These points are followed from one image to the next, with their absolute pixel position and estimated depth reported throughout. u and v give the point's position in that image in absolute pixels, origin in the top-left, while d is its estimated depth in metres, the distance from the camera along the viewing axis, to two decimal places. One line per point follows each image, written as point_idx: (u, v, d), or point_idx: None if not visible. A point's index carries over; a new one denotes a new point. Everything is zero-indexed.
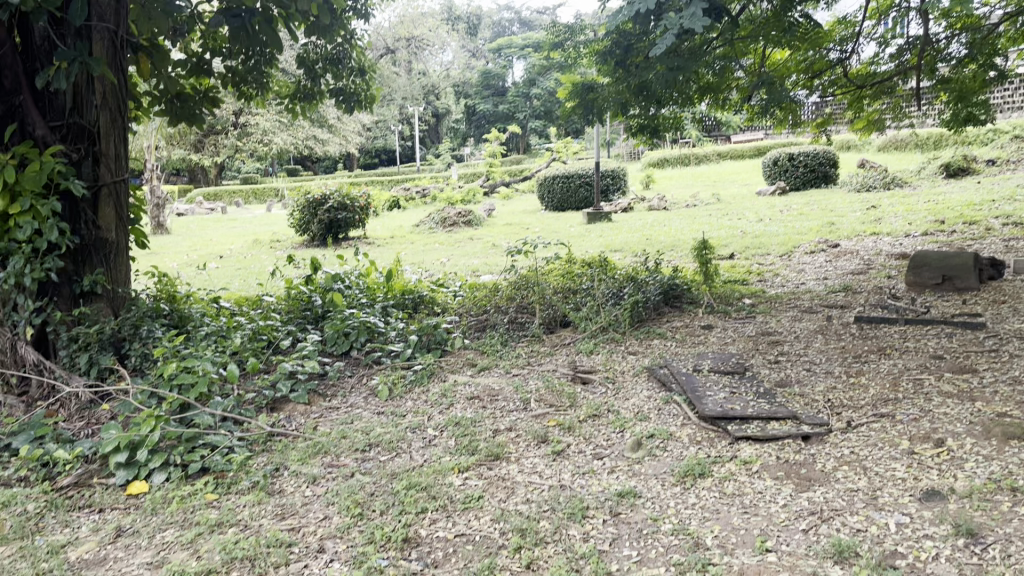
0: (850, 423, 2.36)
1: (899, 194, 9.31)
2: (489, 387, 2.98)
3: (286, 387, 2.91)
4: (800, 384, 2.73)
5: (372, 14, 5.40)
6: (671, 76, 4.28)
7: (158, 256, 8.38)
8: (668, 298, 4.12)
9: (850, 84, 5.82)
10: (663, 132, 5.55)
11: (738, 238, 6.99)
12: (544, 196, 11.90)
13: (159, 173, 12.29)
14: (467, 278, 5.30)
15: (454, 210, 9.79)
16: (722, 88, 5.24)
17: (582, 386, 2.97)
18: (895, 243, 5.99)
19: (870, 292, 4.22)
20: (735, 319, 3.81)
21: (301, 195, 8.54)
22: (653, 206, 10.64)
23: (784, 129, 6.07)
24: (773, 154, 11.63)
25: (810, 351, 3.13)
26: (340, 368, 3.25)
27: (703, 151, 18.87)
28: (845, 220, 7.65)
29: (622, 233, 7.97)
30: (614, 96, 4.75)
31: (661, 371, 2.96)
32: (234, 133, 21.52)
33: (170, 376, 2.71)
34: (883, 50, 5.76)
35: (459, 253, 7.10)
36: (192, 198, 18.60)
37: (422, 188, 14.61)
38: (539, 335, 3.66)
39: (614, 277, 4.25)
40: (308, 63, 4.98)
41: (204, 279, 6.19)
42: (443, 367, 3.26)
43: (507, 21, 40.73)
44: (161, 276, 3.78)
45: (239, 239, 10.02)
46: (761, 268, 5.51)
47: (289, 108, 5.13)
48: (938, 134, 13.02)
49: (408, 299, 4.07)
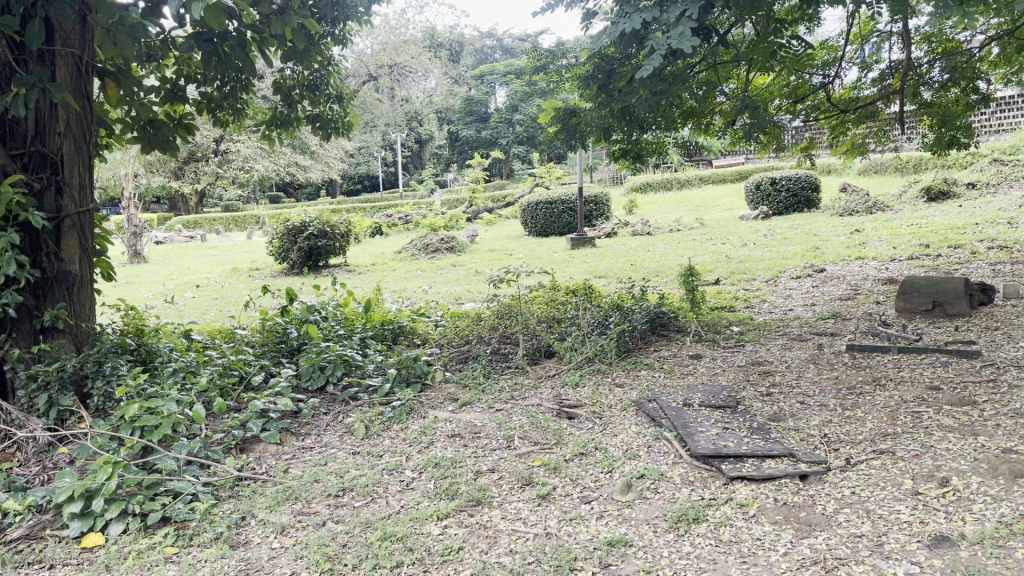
0: (849, 461, 2.24)
1: (883, 218, 9.31)
2: (471, 423, 2.85)
3: (256, 426, 2.77)
4: (794, 418, 2.62)
5: (351, 39, 5.32)
6: (654, 100, 4.21)
7: (134, 287, 8.21)
8: (655, 327, 4.01)
9: (832, 109, 5.78)
10: (647, 157, 5.48)
11: (724, 263, 6.92)
12: (527, 222, 11.82)
13: (136, 201, 12.12)
14: (448, 307, 5.18)
15: (436, 236, 9.68)
16: (706, 113, 5.18)
17: (567, 421, 2.85)
18: (882, 268, 5.93)
19: (860, 318, 4.14)
20: (723, 348, 3.70)
21: (280, 222, 8.41)
22: (637, 231, 10.58)
23: (767, 153, 6.01)
24: (755, 179, 11.62)
25: (802, 382, 3.02)
26: (315, 405, 3.11)
27: (686, 175, 18.90)
28: (830, 244, 7.60)
29: (606, 258, 7.88)
30: (596, 121, 4.68)
31: (649, 405, 2.84)
32: (215, 160, 21.38)
33: (133, 418, 2.57)
34: (865, 75, 5.76)
35: (441, 280, 6.98)
36: (172, 226, 18.39)
37: (404, 214, 14.50)
38: (522, 367, 3.54)
39: (599, 306, 4.14)
40: (285, 90, 4.88)
41: (179, 310, 6.03)
42: (422, 403, 3.13)
43: (490, 48, 40.97)
44: (128, 310, 3.63)
45: (216, 267, 9.85)
46: (748, 294, 5.43)
47: (265, 135, 5.02)
48: (918, 157, 13.09)
49: (388, 330, 3.94)
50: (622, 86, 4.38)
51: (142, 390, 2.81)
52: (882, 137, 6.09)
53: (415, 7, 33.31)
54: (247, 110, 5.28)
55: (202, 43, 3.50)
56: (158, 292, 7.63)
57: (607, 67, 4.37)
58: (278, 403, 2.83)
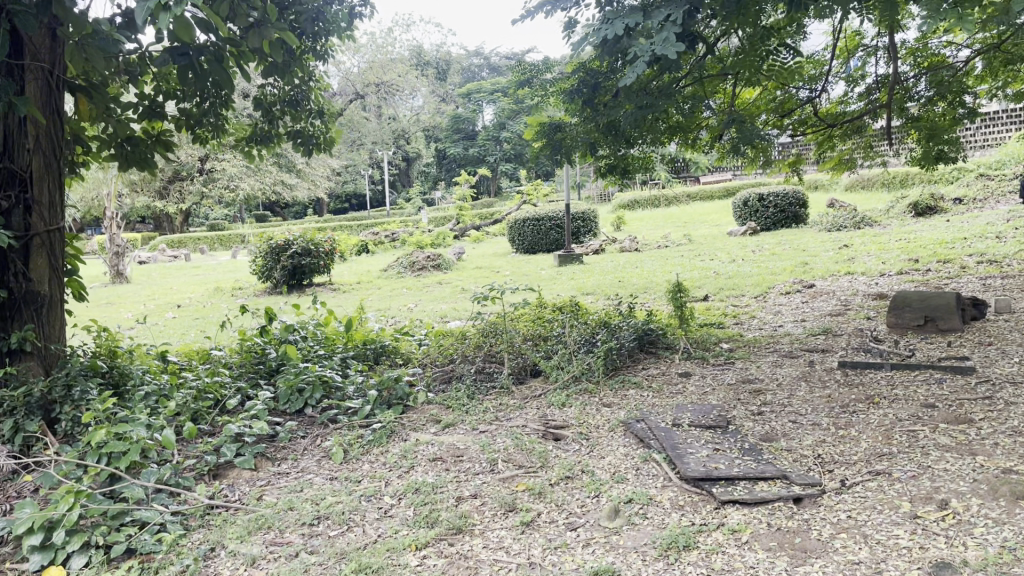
0: (844, 483, 2.16)
1: (870, 233, 9.29)
2: (453, 446, 2.76)
3: (230, 451, 2.67)
4: (787, 438, 2.54)
5: (333, 54, 5.25)
6: (640, 114, 4.16)
7: (115, 307, 8.08)
8: (643, 344, 3.94)
9: (819, 124, 5.76)
10: (633, 173, 5.43)
11: (712, 279, 6.86)
12: (514, 239, 11.76)
13: (119, 221, 11.99)
14: (433, 325, 5.10)
15: (423, 254, 9.60)
16: (692, 129, 5.14)
17: (553, 442, 2.76)
18: (871, 283, 5.89)
19: (851, 334, 4.08)
20: (713, 366, 3.63)
21: (264, 241, 8.31)
22: (625, 247, 10.53)
23: (754, 169, 5.97)
24: (742, 195, 11.61)
25: (794, 400, 2.94)
26: (293, 428, 3.01)
27: (673, 192, 18.91)
28: (818, 259, 7.57)
29: (594, 275, 7.82)
30: (582, 136, 4.62)
31: (637, 425, 2.76)
32: (200, 179, 21.27)
33: (100, 444, 2.46)
34: (852, 89, 5.75)
35: (427, 298, 6.89)
36: (156, 245, 18.24)
37: (391, 232, 14.43)
38: (507, 387, 3.45)
39: (586, 323, 4.06)
40: (266, 105, 4.81)
41: (159, 331, 5.92)
42: (404, 425, 3.03)
43: (477, 67, 41.10)
44: (101, 331, 3.53)
45: (200, 287, 9.73)
46: (737, 310, 5.37)
47: (245, 151, 4.93)
48: (904, 173, 13.14)
49: (370, 350, 3.85)
50: (608, 100, 4.33)
51: (111, 414, 2.70)
52: (868, 152, 6.07)
53: (402, 26, 33.41)
54: (227, 126, 5.20)
55: (177, 57, 3.44)
56: (139, 312, 7.52)
57: (592, 81, 4.32)
58: (253, 427, 2.73)
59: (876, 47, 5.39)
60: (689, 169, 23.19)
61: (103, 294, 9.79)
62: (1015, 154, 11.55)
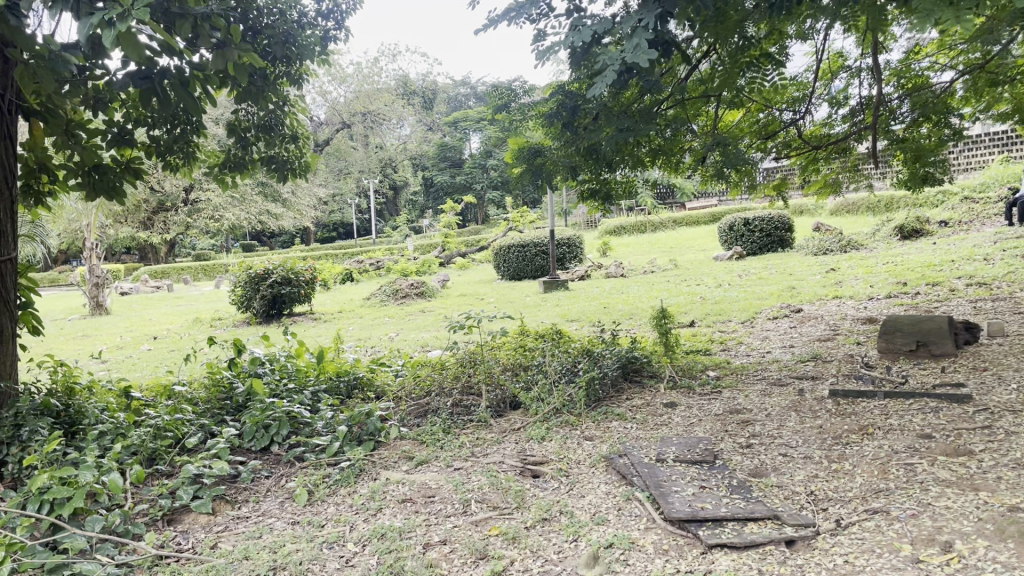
0: (839, 523, 2.02)
1: (858, 256, 9.21)
2: (424, 485, 2.59)
3: (186, 493, 2.50)
4: (777, 474, 2.40)
5: (308, 79, 5.14)
6: (621, 136, 4.06)
7: (89, 341, 7.88)
8: (626, 373, 3.80)
9: (803, 146, 5.67)
10: (616, 197, 5.33)
11: (698, 304, 6.76)
12: (499, 265, 11.64)
13: (98, 251, 11.81)
14: (411, 354, 4.95)
15: (406, 282, 9.47)
16: (675, 152, 5.04)
17: (531, 480, 2.60)
18: (860, 307, 5.80)
19: (841, 361, 3.96)
20: (699, 395, 3.48)
21: (243, 270, 8.16)
22: (611, 273, 10.42)
23: (739, 192, 5.88)
24: (728, 220, 11.55)
25: (785, 432, 2.80)
26: (256, 468, 2.85)
27: (659, 217, 18.88)
28: (805, 283, 7.47)
29: (579, 301, 7.69)
30: (563, 159, 4.50)
31: (619, 460, 2.61)
32: (184, 209, 21.12)
33: (43, 490, 2.29)
34: (836, 111, 5.69)
35: (409, 327, 6.75)
36: (138, 276, 18.02)
37: (375, 260, 14.28)
38: (485, 420, 3.29)
39: (568, 351, 3.92)
40: (238, 130, 4.68)
41: (130, 365, 5.75)
42: (374, 463, 2.87)
43: (463, 96, 41.29)
44: (59, 366, 3.37)
45: (179, 318, 9.55)
46: (725, 336, 5.24)
47: (217, 178, 4.79)
48: (889, 197, 13.13)
49: (342, 383, 3.70)
50: (587, 123, 4.23)
51: (58, 456, 2.54)
52: (854, 175, 5.99)
53: (388, 55, 33.51)
54: (199, 153, 5.07)
55: (139, 81, 3.34)
56: (112, 345, 7.33)
57: (570, 103, 4.24)
58: (213, 467, 2.57)
59: (859, 69, 5.34)
60: (676, 194, 23.20)
61: (79, 326, 9.59)
62: (998, 176, 11.56)
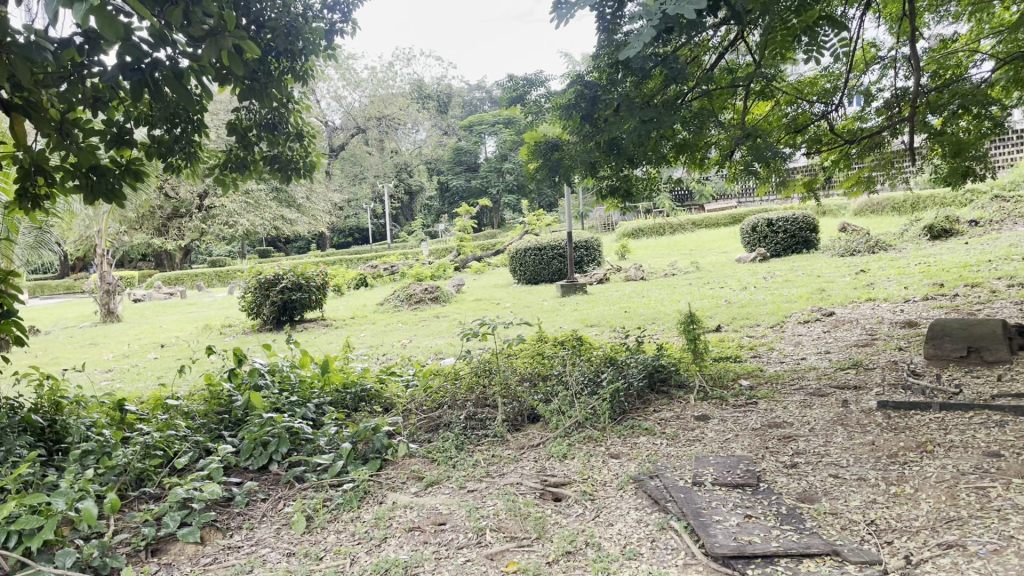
0: (910, 559, 1.75)
1: (887, 257, 8.89)
2: (434, 511, 2.35)
3: (173, 520, 2.27)
4: (830, 499, 2.13)
5: (314, 76, 4.91)
6: (644, 129, 3.81)
7: (97, 349, 7.70)
8: (653, 382, 3.54)
9: (834, 140, 5.35)
10: (637, 195, 5.08)
11: (724, 308, 6.48)
12: (516, 269, 11.39)
13: (110, 258, 11.65)
14: (423, 362, 4.72)
15: (420, 287, 9.24)
16: (701, 148, 4.77)
17: (552, 505, 2.34)
18: (896, 310, 5.51)
19: (883, 369, 3.67)
20: (732, 407, 3.21)
21: (253, 276, 7.95)
22: (630, 276, 10.14)
23: (767, 190, 5.60)
24: (751, 221, 11.23)
25: (833, 450, 2.53)
26: (252, 489, 2.61)
27: (678, 220, 18.55)
28: (835, 285, 7.18)
29: (598, 305, 7.43)
30: (583, 155, 4.26)
31: (651, 483, 2.34)
32: (198, 216, 21.00)
33: (12, 520, 2.07)
34: (869, 105, 5.40)
35: (423, 333, 6.51)
36: (151, 282, 17.91)
37: (389, 264, 14.06)
38: (501, 435, 3.04)
39: (590, 360, 3.65)
40: (240, 130, 4.45)
41: (135, 374, 5.57)
42: (380, 485, 2.62)
43: (479, 101, 41.13)
44: (45, 379, 3.14)
45: (189, 325, 9.36)
46: (754, 341, 4.97)
47: (219, 180, 4.57)
48: (915, 196, 12.77)
49: (349, 396, 3.47)
50: (608, 115, 3.98)
51: (33, 480, 2.31)
52: (889, 170, 5.68)
53: (402, 60, 33.39)
54: (200, 154, 4.85)
55: (128, 73, 3.05)
56: (120, 353, 7.14)
57: (590, 94, 3.99)
58: (204, 491, 2.34)
59: (895, 59, 5.07)
60: (695, 196, 22.86)
61: (88, 334, 9.43)
62: None
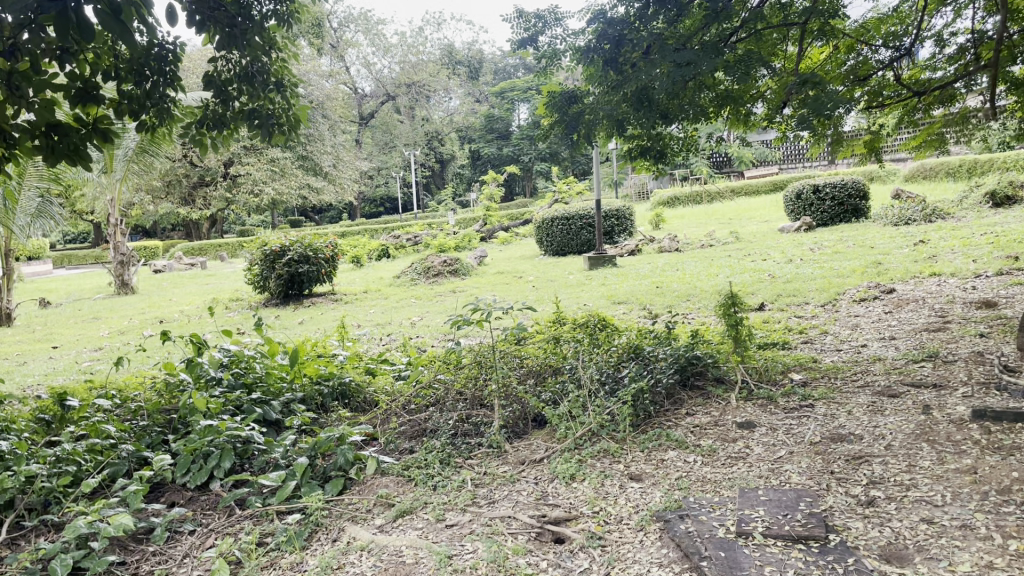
0: None
1: (948, 226, 8.13)
2: (395, 559, 1.80)
3: (61, 567, 1.76)
4: (936, 562, 1.54)
5: (302, 21, 4.32)
6: (680, 75, 3.18)
7: (95, 326, 7.28)
8: (686, 377, 2.97)
9: (897, 93, 4.64)
10: (670, 156, 4.45)
11: (767, 283, 5.87)
12: (542, 240, 10.80)
13: (124, 228, 11.29)
14: (424, 346, 4.19)
15: (439, 259, 8.69)
16: (745, 101, 4.12)
17: (549, 552, 1.79)
18: (966, 286, 4.86)
19: (967, 362, 3.03)
20: (783, 412, 2.62)
21: (259, 247, 7.50)
22: (665, 247, 9.49)
23: (819, 150, 4.91)
24: (796, 187, 10.48)
25: (921, 479, 1.94)
26: (179, 518, 2.10)
27: (715, 187, 17.74)
28: (892, 258, 6.49)
29: (628, 279, 6.84)
30: (605, 108, 3.63)
31: (680, 527, 1.77)
32: (223, 184, 20.53)
33: None
34: (940, 51, 4.70)
35: (436, 309, 6.00)
36: (174, 251, 17.66)
37: (412, 235, 13.51)
38: (497, 446, 2.49)
39: (609, 350, 3.08)
40: (217, 83, 3.88)
41: (120, 355, 5.12)
42: (338, 516, 2.08)
43: (512, 67, 40.25)
44: None
45: (198, 299, 8.94)
46: (803, 323, 4.38)
47: (195, 140, 4.02)
48: (971, 160, 11.95)
49: (324, 389, 2.99)
50: (637, 60, 3.36)
51: None
52: (964, 126, 4.95)
53: (434, 24, 32.63)
54: (176, 111, 4.23)
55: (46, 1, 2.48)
56: (116, 330, 6.73)
57: (613, 33, 3.37)
58: (107, 527, 1.83)
59: None
60: (733, 162, 21.98)
61: (96, 307, 9.03)
62: None
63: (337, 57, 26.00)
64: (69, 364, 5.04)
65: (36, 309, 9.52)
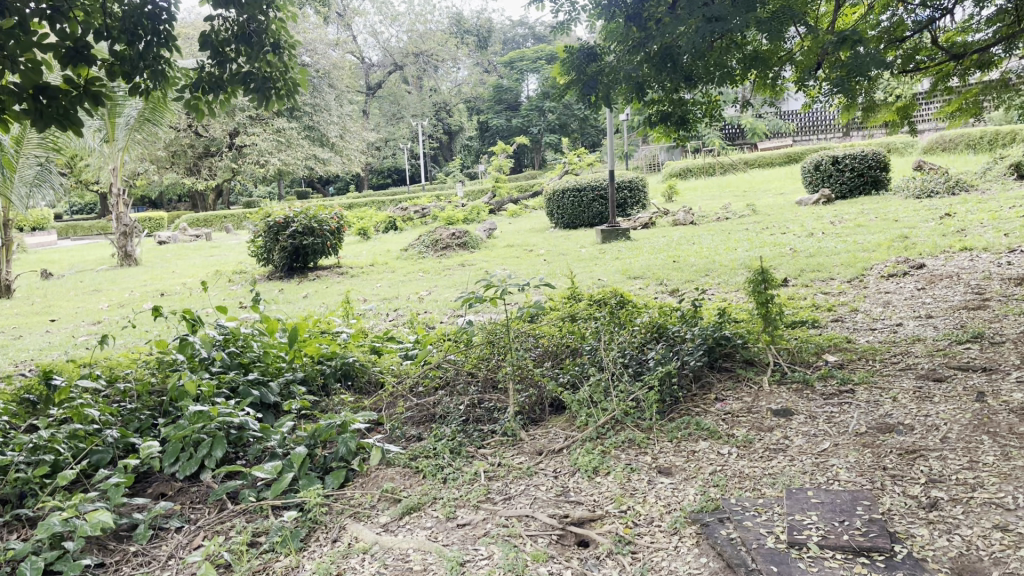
0: None
1: (973, 199, 7.86)
2: (400, 565, 1.61)
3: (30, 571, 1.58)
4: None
5: None
6: (708, 31, 2.93)
7: (95, 298, 7.11)
8: (714, 359, 2.76)
9: (933, 56, 4.35)
10: (693, 121, 4.20)
11: (789, 258, 5.64)
12: (553, 212, 10.56)
13: (127, 198, 11.08)
14: (433, 324, 4.00)
15: (448, 231, 8.47)
16: (772, 63, 3.86)
17: (573, 558, 1.59)
18: (1000, 261, 4.62)
19: (1016, 344, 2.81)
20: (822, 397, 2.42)
21: (262, 218, 7.29)
22: (679, 220, 9.24)
23: (849, 117, 4.64)
24: (814, 158, 10.19)
25: (987, 478, 1.73)
26: (168, 513, 1.92)
27: (728, 159, 17.40)
28: (917, 231, 6.25)
29: (643, 253, 6.62)
30: (626, 69, 3.38)
31: (721, 532, 1.58)
32: (229, 154, 20.28)
33: None
34: (980, 11, 4.37)
35: (444, 284, 5.79)
36: (179, 222, 17.49)
37: (420, 206, 13.25)
38: (512, 434, 2.30)
39: (632, 328, 2.88)
40: (214, 43, 3.63)
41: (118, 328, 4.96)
42: (339, 512, 1.90)
43: (522, 38, 39.63)
44: None
45: (200, 271, 8.76)
46: (831, 299, 4.16)
47: (190, 105, 3.79)
48: (994, 131, 11.63)
49: (325, 368, 2.81)
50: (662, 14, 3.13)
51: None
52: (1003, 93, 4.67)
53: None
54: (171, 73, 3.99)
55: None
56: (116, 302, 6.57)
57: None
58: (83, 526, 1.64)
59: None
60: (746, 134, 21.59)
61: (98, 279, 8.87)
62: None
63: (344, 25, 25.59)
64: (65, 338, 4.88)
65: (39, 280, 9.38)
